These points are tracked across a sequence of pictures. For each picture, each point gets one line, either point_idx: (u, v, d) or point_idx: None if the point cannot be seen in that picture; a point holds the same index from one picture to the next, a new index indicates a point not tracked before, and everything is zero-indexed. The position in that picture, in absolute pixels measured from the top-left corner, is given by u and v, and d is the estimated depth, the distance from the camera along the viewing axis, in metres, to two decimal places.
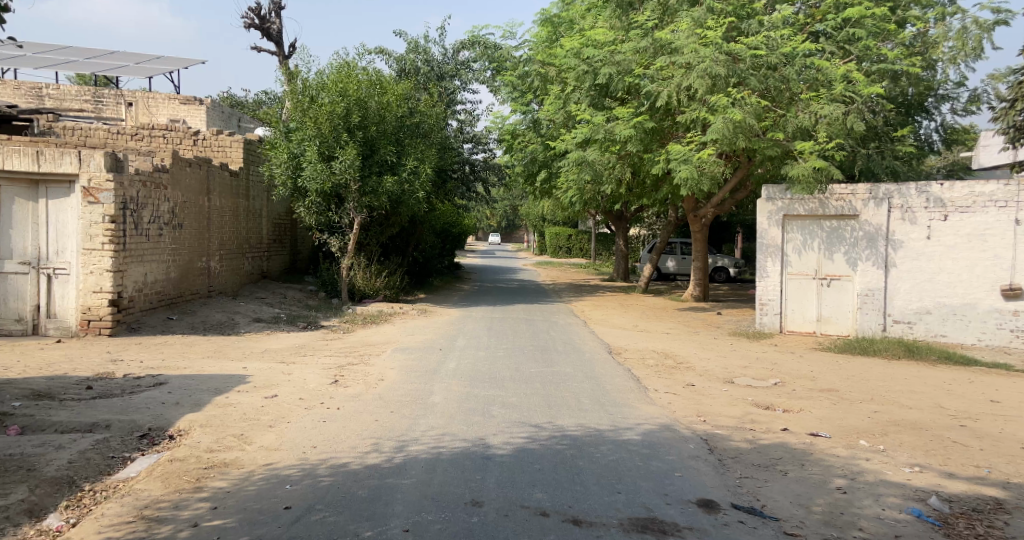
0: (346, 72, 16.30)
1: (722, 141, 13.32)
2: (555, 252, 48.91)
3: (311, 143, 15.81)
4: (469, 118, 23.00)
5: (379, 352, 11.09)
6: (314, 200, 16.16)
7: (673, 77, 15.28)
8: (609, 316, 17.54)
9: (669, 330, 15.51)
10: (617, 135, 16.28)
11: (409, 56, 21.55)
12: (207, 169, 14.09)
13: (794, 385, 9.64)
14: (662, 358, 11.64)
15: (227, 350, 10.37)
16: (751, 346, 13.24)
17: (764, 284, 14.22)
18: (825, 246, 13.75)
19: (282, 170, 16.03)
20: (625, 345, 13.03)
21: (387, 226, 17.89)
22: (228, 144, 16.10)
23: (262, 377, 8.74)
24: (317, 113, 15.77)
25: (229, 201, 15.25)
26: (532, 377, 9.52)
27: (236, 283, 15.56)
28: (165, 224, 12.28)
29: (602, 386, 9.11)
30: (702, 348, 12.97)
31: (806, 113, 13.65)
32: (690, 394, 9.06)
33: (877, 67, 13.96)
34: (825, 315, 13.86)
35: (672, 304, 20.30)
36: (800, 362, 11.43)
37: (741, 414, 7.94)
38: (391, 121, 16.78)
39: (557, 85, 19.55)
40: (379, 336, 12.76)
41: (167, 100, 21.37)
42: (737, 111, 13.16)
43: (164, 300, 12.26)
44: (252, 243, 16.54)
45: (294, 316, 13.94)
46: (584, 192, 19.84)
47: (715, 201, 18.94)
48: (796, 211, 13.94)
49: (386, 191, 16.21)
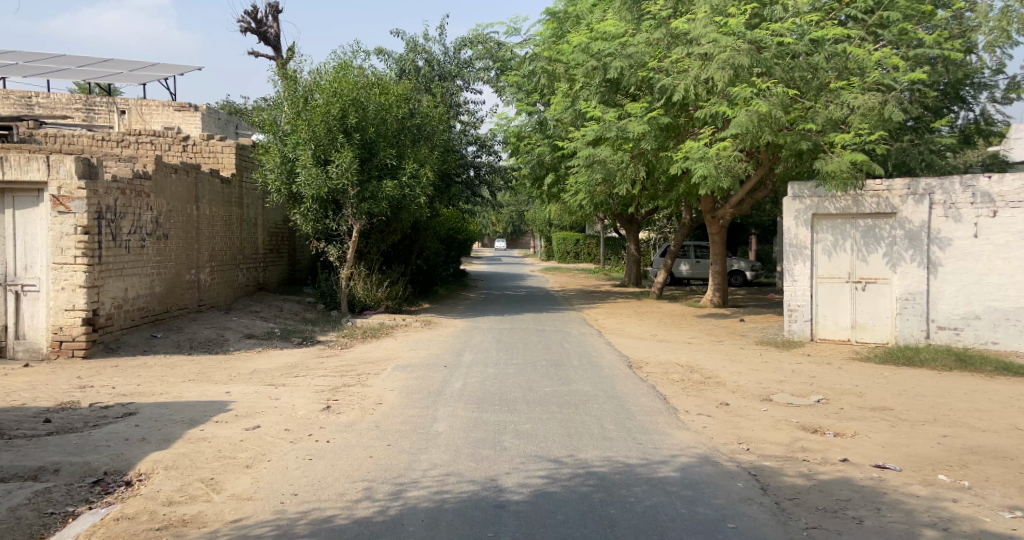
0: (345, 72, 15.55)
1: (747, 135, 12.53)
2: (563, 257, 47.97)
3: (306, 147, 14.95)
4: (473, 119, 22.09)
5: (378, 371, 10.14)
6: (310, 206, 15.27)
7: (689, 69, 14.40)
8: (625, 325, 16.57)
9: (691, 339, 14.54)
10: (631, 133, 15.34)
11: (408, 56, 20.59)
12: (196, 175, 13.19)
13: (840, 403, 8.70)
14: (688, 373, 10.68)
15: (211, 371, 9.43)
16: (783, 357, 12.26)
17: (792, 287, 13.55)
18: (859, 247, 13.05)
19: (275, 175, 15.15)
20: (647, 358, 12.06)
21: (388, 233, 17.04)
22: (219, 149, 15.20)
23: (246, 404, 7.80)
24: (312, 114, 14.95)
25: (221, 210, 14.36)
26: (548, 399, 8.55)
27: (229, 296, 14.66)
28: (148, 235, 11.34)
29: (627, 409, 8.14)
30: (730, 360, 11.98)
31: (836, 104, 12.87)
32: (727, 417, 8.09)
33: (910, 53, 13.04)
34: (860, 322, 13.13)
35: (690, 311, 19.33)
36: (841, 375, 10.45)
37: (789, 441, 6.97)
38: (392, 122, 16.02)
39: (565, 83, 18.62)
40: (381, 351, 11.85)
41: (161, 107, 20.49)
42: (762, 103, 12.44)
43: (148, 316, 11.32)
44: (246, 253, 15.64)
45: (289, 331, 13.01)
46: (595, 195, 18.89)
47: (733, 201, 17.96)
48: (825, 209, 13.26)
49: (386, 196, 15.38)
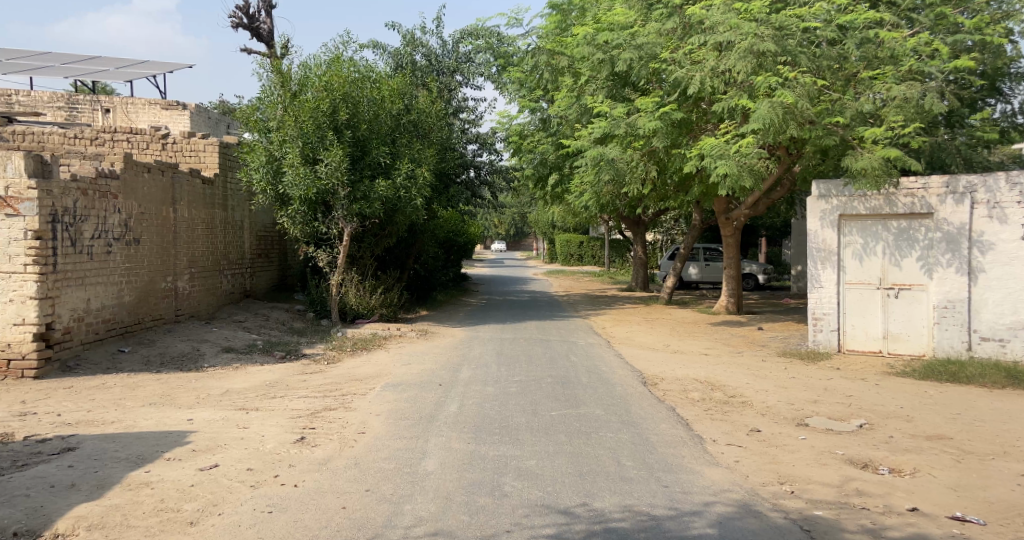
0: (337, 65, 14.62)
1: (771, 129, 11.68)
2: (567, 260, 46.87)
3: (294, 144, 13.94)
4: (473, 117, 21.09)
5: (365, 392, 9.10)
6: (297, 209, 14.21)
7: (705, 61, 13.62)
8: (634, 334, 15.55)
9: (708, 350, 13.53)
10: (641, 129, 14.32)
11: (405, 50, 19.55)
12: (173, 174, 12.07)
13: (885, 430, 7.70)
14: (709, 393, 9.71)
15: (177, 391, 8.31)
16: (811, 372, 11.27)
17: (818, 294, 12.84)
18: (890, 250, 12.30)
19: (261, 174, 14.05)
20: (663, 374, 11.05)
21: (383, 237, 16.04)
22: (202, 149, 14.19)
23: (207, 433, 6.72)
24: (300, 109, 14.02)
25: (202, 212, 13.32)
26: (556, 427, 7.50)
27: (212, 304, 13.62)
28: (116, 240, 10.20)
29: (647, 442, 7.05)
30: (754, 376, 10.96)
31: (867, 95, 12.14)
32: (762, 448, 7.05)
33: (949, 40, 12.03)
34: (893, 332, 12.33)
35: (703, 318, 18.29)
36: (879, 394, 9.45)
37: (840, 481, 5.96)
38: (384, 119, 15.22)
39: (569, 77, 17.62)
40: (370, 367, 10.80)
41: (148, 105, 19.50)
42: (788, 93, 11.68)
43: (116, 329, 10.12)
44: (230, 258, 14.60)
45: (273, 343, 11.93)
46: (602, 196, 17.86)
47: (748, 202, 17.00)
48: (854, 210, 12.56)
49: (379, 197, 14.41)
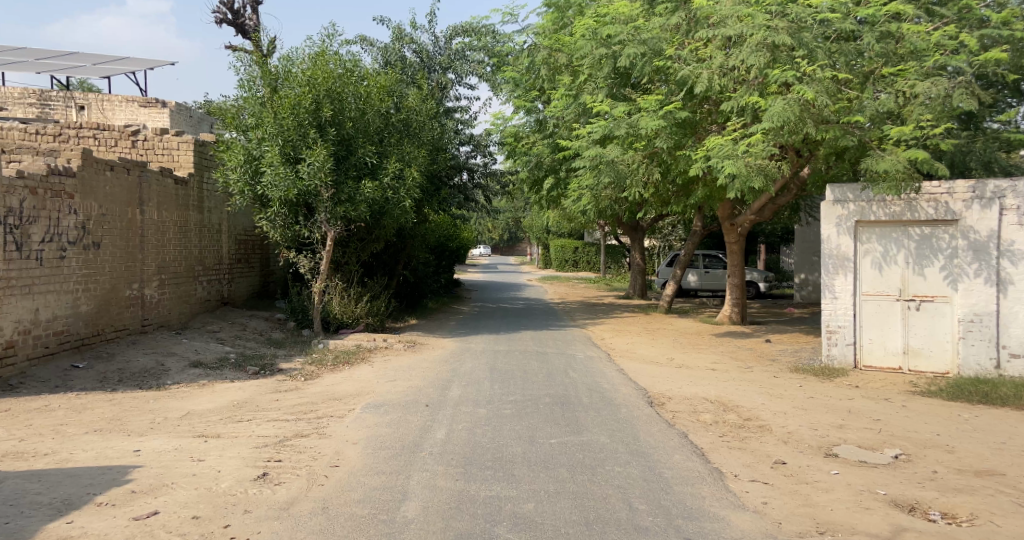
0: (322, 59, 13.80)
1: (788, 126, 11.37)
2: (561, 266, 45.98)
3: (273, 142, 13.05)
4: (466, 116, 20.23)
5: (342, 415, 8.18)
6: (277, 211, 13.29)
7: (712, 58, 13.00)
8: (635, 346, 14.68)
9: (715, 365, 12.68)
10: (643, 128, 13.49)
11: (394, 46, 18.64)
12: (140, 173, 11.12)
13: (925, 463, 6.88)
14: (723, 417, 8.84)
15: (131, 414, 7.41)
16: (830, 392, 10.44)
17: (832, 305, 12.02)
18: (911, 259, 11.48)
19: (237, 174, 13.10)
20: (670, 392, 10.19)
21: (369, 242, 15.17)
22: (175, 146, 13.25)
23: (154, 468, 5.80)
24: (280, 105, 13.17)
25: (175, 214, 12.37)
26: (557, 461, 6.61)
27: (185, 313, 12.66)
28: (72, 244, 9.29)
29: (661, 479, 6.17)
30: (769, 396, 10.13)
31: (892, 92, 11.51)
32: (791, 485, 6.20)
33: (981, 33, 11.21)
34: (913, 347, 11.53)
35: (707, 328, 17.44)
36: (909, 418, 8.63)
37: (890, 532, 5.13)
38: (371, 117, 14.40)
39: (567, 75, 16.80)
40: (350, 384, 9.88)
41: (125, 102, 18.55)
42: (806, 89, 11.28)
43: (70, 343, 9.21)
44: (206, 263, 13.67)
45: (247, 356, 10.99)
46: (600, 200, 17.05)
47: (755, 206, 16.31)
48: (872, 215, 11.74)
49: (366, 199, 13.55)
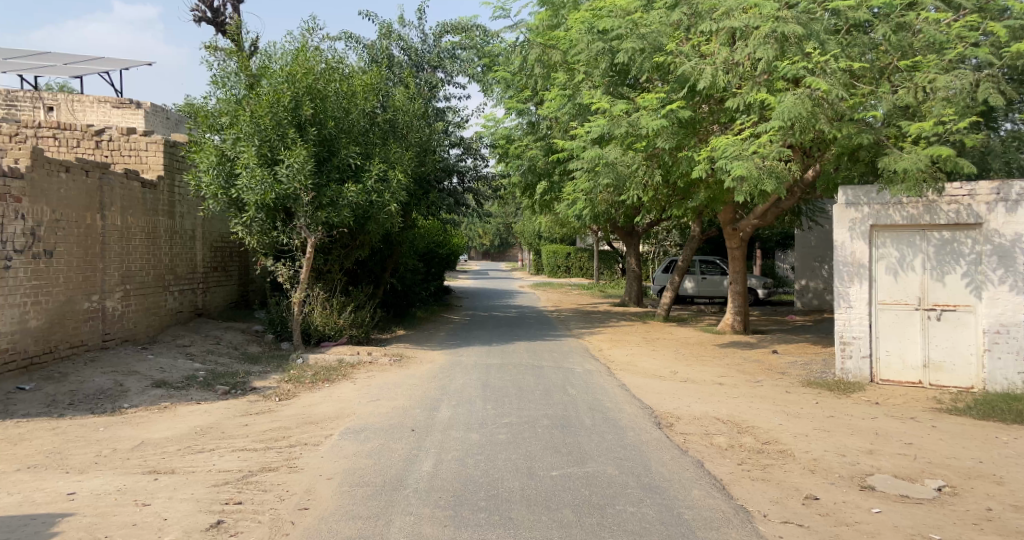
0: (302, 55, 12.98)
1: (799, 123, 10.63)
2: (553, 272, 45.13)
3: (249, 142, 12.16)
4: (456, 117, 19.43)
5: (318, 443, 7.32)
6: (254, 216, 12.39)
7: (716, 53, 12.25)
8: (635, 358, 13.85)
9: (722, 379, 11.88)
10: (644, 128, 12.71)
11: (380, 43, 17.80)
12: (101, 175, 10.24)
13: (975, 498, 6.11)
14: (740, 441, 8.05)
15: (74, 445, 6.53)
16: (850, 409, 9.66)
17: (846, 315, 11.26)
18: (931, 265, 10.74)
19: (210, 177, 12.18)
20: (679, 412, 9.39)
21: (353, 248, 14.33)
22: (144, 147, 12.36)
23: (89, 517, 4.94)
24: (256, 103, 12.32)
25: (142, 219, 11.47)
26: (559, 500, 5.78)
27: (152, 326, 11.74)
28: (17, 252, 8.43)
29: (681, 522, 5.36)
30: (785, 414, 9.34)
31: (909, 85, 10.81)
32: (830, 528, 5.41)
33: (1006, 23, 10.49)
34: (934, 360, 10.77)
35: (708, 338, 16.64)
36: (943, 441, 7.85)
37: None
38: (355, 116, 13.61)
39: (562, 73, 16.01)
40: (329, 405, 9.03)
41: (96, 103, 17.61)
42: (819, 82, 10.54)
43: (14, 362, 8.32)
44: (177, 272, 12.76)
45: (218, 373, 10.11)
46: (597, 203, 16.27)
47: (758, 211, 15.58)
48: (888, 219, 11.01)
49: (349, 203, 12.71)
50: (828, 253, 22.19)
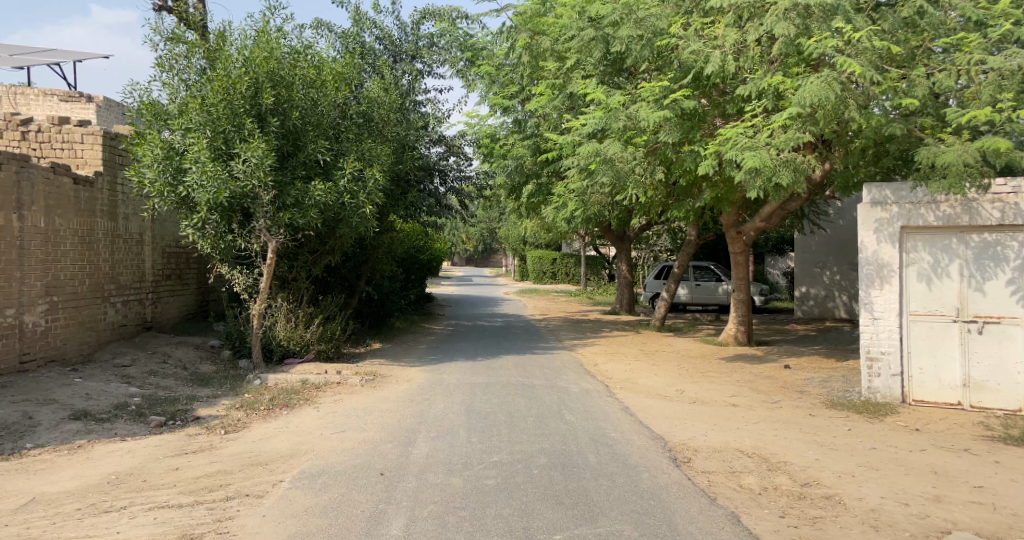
0: (264, 36, 11.52)
1: (824, 110, 9.38)
2: (538, 278, 43.74)
3: (199, 133, 10.71)
4: (437, 113, 18.06)
5: (262, 494, 5.92)
6: (206, 217, 10.90)
7: (726, 35, 10.98)
8: (635, 375, 12.53)
9: (736, 400, 10.58)
10: (644, 120, 11.40)
11: (353, 30, 16.38)
12: (19, 168, 8.89)
13: None
14: (775, 483, 6.73)
15: None
16: (891, 438, 8.39)
17: (873, 327, 9.96)
18: (971, 271, 9.46)
19: (155, 173, 10.65)
20: (696, 443, 8.06)
21: (322, 254, 12.89)
22: (79, 139, 10.89)
23: None
24: (209, 89, 10.90)
25: (74, 220, 10.00)
26: None
27: (87, 343, 10.27)
28: None
29: None
30: (818, 445, 8.05)
31: (949, 69, 9.59)
32: None
33: None
34: (976, 379, 9.47)
35: (711, 351, 15.35)
36: (1019, 484, 6.56)
37: None
38: (323, 107, 12.22)
39: (551, 61, 14.69)
40: (284, 439, 7.61)
41: (41, 96, 16.02)
42: (848, 64, 9.27)
43: None
44: (121, 280, 11.28)
45: (157, 399, 8.67)
46: (591, 205, 14.93)
47: (767, 212, 14.33)
48: (920, 220, 9.72)
49: (316, 203, 11.26)
50: (831, 258, 21.00)
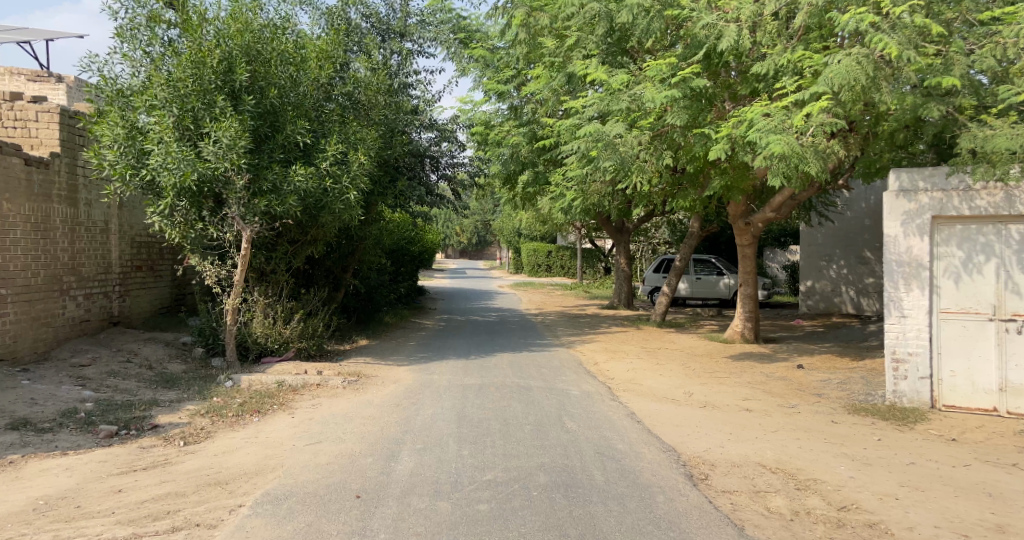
0: (239, 6, 10.59)
1: (852, 89, 8.53)
2: (533, 271, 42.87)
3: (165, 112, 9.79)
4: (429, 98, 17.16)
5: (216, 523, 5.05)
6: (174, 203, 9.99)
7: (741, 8, 10.11)
8: (637, 375, 11.68)
9: (750, 405, 9.72)
10: (650, 100, 10.54)
11: (340, 7, 15.44)
12: None
13: None
14: (807, 506, 5.88)
15: None
16: (927, 450, 7.56)
17: (900, 326, 9.04)
18: (1010, 266, 8.59)
19: (117, 155, 9.75)
20: (712, 456, 7.19)
21: (303, 245, 11.98)
22: (33, 116, 9.96)
23: None
24: (176, 63, 9.98)
25: (26, 205, 9.10)
26: None
27: (42, 340, 9.38)
28: None
29: None
30: (848, 459, 7.20)
31: (991, 45, 8.78)
32: None
33: None
34: (1013, 383, 8.60)
35: (717, 349, 14.52)
36: None
37: None
38: (304, 86, 11.32)
39: (549, 40, 13.80)
40: (251, 451, 6.73)
41: (7, 74, 15.03)
42: (880, 38, 8.43)
43: None
44: (83, 272, 10.39)
45: (111, 403, 7.79)
46: (591, 193, 14.06)
47: (777, 201, 13.48)
48: (953, 210, 8.82)
49: (296, 189, 10.37)
50: (837, 251, 20.17)
